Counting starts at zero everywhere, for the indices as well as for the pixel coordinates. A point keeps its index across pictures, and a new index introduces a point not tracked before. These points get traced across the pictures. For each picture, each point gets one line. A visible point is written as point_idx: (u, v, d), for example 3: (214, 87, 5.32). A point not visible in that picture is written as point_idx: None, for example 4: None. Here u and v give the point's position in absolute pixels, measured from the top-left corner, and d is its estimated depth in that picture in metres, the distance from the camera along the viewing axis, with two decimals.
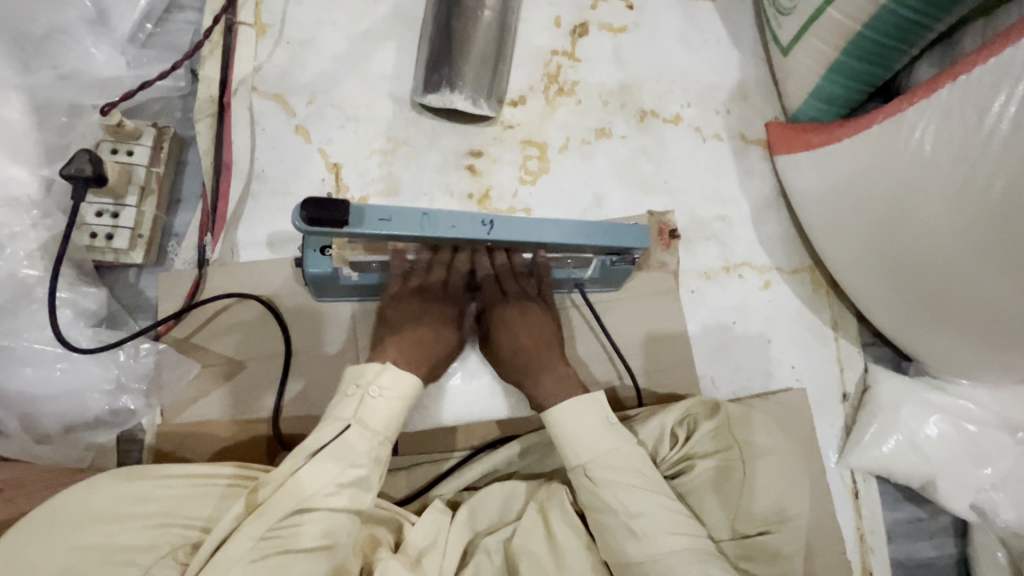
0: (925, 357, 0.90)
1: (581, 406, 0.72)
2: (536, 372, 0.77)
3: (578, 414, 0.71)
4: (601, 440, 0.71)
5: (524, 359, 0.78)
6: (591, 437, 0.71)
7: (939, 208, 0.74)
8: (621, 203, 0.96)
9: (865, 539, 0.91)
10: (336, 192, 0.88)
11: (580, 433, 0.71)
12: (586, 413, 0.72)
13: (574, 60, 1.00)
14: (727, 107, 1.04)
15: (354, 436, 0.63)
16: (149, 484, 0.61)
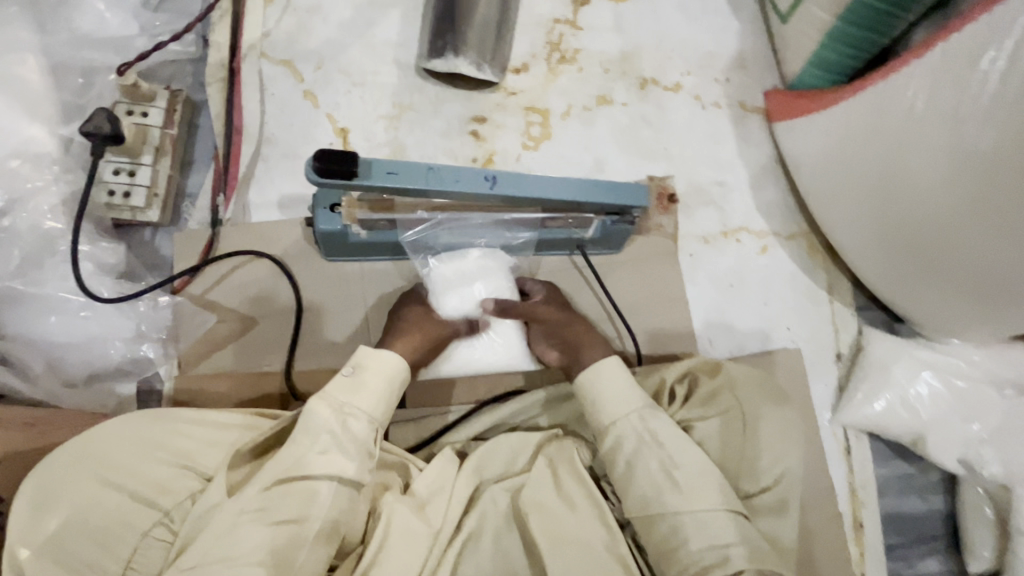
0: (916, 316, 0.93)
1: (616, 368, 0.79)
2: (578, 344, 0.82)
3: (611, 374, 0.78)
4: (622, 403, 0.77)
5: (571, 332, 0.83)
6: (612, 401, 0.77)
7: (930, 167, 0.76)
8: (622, 169, 0.99)
9: (856, 493, 0.94)
10: None
11: (604, 400, 0.77)
12: (616, 376, 0.78)
13: (576, 28, 1.02)
14: (726, 76, 1.05)
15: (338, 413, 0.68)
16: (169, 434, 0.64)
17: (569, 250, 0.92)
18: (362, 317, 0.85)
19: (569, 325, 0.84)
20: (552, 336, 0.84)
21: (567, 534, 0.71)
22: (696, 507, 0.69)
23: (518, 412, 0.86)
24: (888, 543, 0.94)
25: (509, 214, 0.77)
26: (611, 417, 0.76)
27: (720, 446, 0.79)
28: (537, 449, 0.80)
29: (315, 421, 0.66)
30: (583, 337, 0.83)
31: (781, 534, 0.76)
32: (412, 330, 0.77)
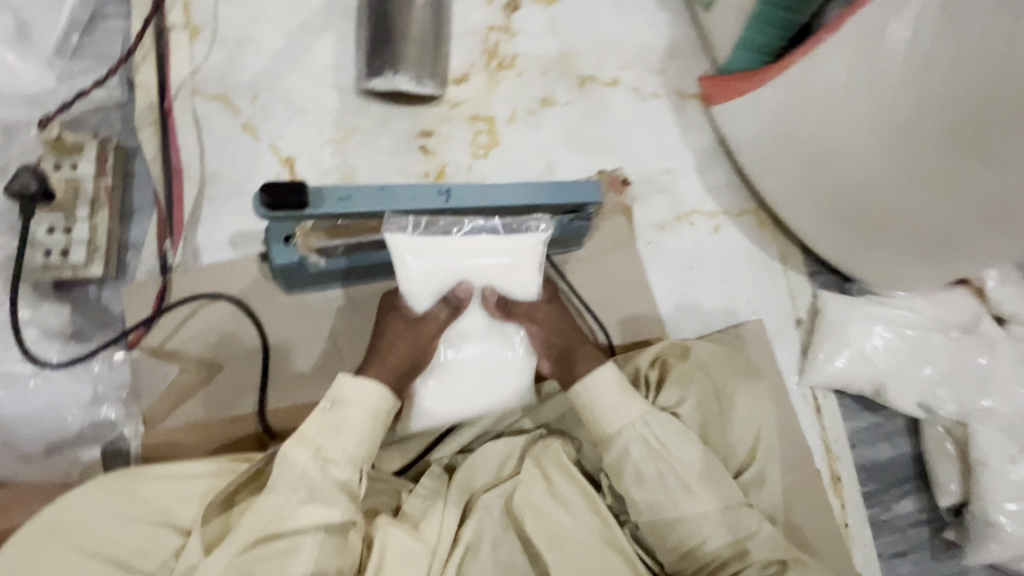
0: (867, 275, 0.98)
1: (610, 378, 0.75)
2: (568, 355, 0.77)
3: (603, 383, 0.74)
4: (625, 410, 0.73)
5: (565, 343, 0.78)
6: (612, 410, 0.74)
7: (862, 139, 0.81)
8: (572, 166, 1.00)
9: (831, 449, 0.99)
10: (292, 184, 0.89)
11: (607, 410, 0.74)
12: (609, 382, 0.74)
13: (511, 34, 1.04)
14: (661, 66, 1.09)
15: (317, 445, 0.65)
16: (135, 498, 0.61)
17: None
18: (332, 347, 0.83)
19: (567, 333, 0.78)
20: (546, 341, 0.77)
21: (566, 536, 0.70)
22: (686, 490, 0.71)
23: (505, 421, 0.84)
24: (865, 492, 0.99)
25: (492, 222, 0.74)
26: (616, 426, 0.73)
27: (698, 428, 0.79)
28: (523, 453, 0.79)
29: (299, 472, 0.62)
30: (574, 345, 0.78)
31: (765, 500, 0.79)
32: (408, 348, 0.72)
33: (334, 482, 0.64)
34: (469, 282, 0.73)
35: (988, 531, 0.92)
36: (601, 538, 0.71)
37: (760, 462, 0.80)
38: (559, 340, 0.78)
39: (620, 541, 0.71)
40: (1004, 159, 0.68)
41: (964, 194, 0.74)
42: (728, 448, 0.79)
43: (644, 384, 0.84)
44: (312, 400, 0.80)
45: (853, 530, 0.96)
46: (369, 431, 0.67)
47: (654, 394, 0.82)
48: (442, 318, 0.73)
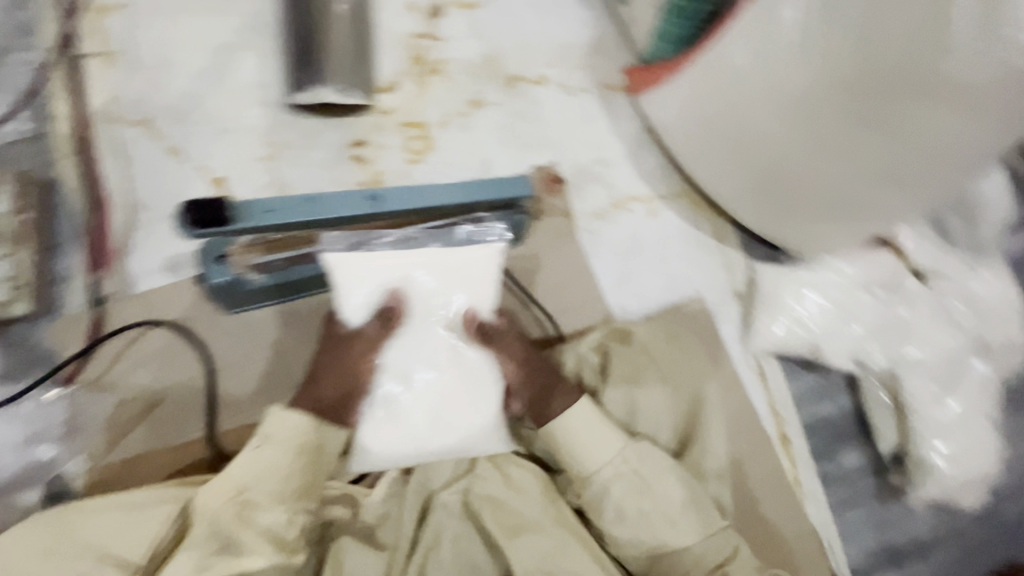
0: (794, 243, 1.03)
1: (589, 418, 0.76)
2: (546, 395, 0.77)
3: (581, 426, 0.76)
4: (604, 450, 0.76)
5: (540, 381, 0.78)
6: (592, 449, 0.76)
7: (775, 121, 0.86)
8: (507, 164, 1.03)
9: (778, 411, 1.04)
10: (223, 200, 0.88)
11: (584, 452, 0.76)
12: (585, 425, 0.76)
13: (436, 40, 1.06)
14: (585, 61, 1.13)
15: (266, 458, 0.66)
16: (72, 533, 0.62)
17: None
18: (280, 364, 0.83)
19: (541, 372, 0.78)
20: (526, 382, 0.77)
21: (521, 521, 0.73)
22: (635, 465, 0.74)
23: None
24: (814, 449, 1.04)
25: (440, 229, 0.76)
26: (595, 465, 0.75)
27: (639, 411, 0.84)
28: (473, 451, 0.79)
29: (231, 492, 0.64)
30: (548, 383, 0.78)
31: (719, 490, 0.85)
32: (338, 371, 0.72)
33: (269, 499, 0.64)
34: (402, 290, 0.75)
35: (924, 471, 0.98)
36: (556, 521, 0.74)
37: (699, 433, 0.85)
38: (534, 381, 0.77)
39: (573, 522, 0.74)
40: (907, 126, 0.74)
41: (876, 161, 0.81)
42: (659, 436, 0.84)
43: (588, 372, 0.87)
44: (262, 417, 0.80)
45: (805, 486, 1.02)
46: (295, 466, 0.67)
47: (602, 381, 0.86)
48: (370, 332, 0.73)
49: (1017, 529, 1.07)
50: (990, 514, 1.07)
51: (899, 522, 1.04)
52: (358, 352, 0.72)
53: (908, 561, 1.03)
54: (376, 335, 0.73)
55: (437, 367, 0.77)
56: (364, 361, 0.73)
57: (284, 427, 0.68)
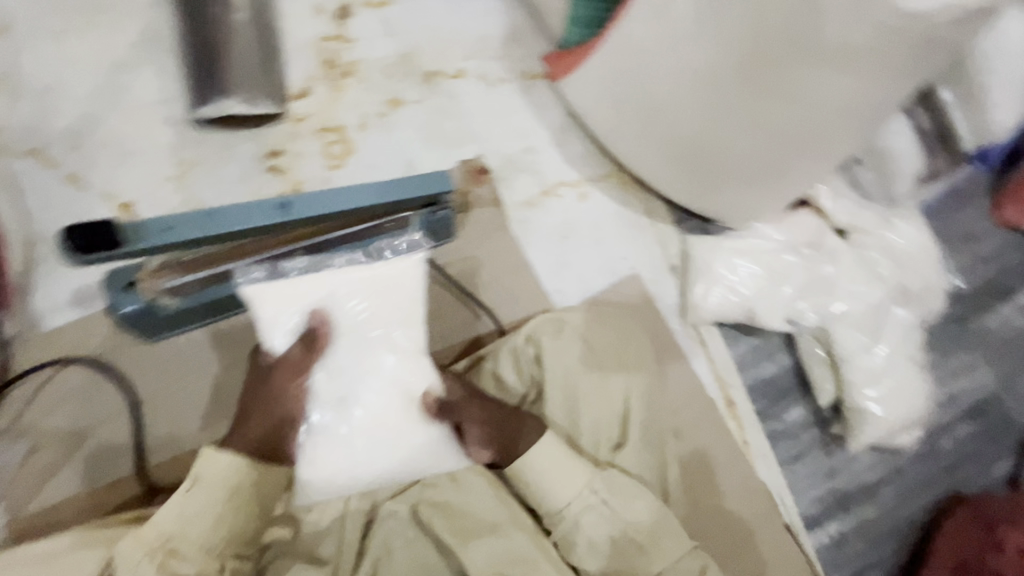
0: (722, 213, 1.06)
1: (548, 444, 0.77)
2: (510, 443, 0.76)
3: (550, 465, 0.76)
4: (570, 483, 0.75)
5: (500, 431, 0.76)
6: (553, 478, 0.76)
7: (683, 96, 0.89)
8: (432, 160, 1.02)
9: (721, 377, 1.07)
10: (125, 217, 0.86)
11: (552, 486, 0.75)
12: (555, 464, 0.76)
13: (346, 41, 1.04)
14: (503, 52, 1.12)
15: (195, 497, 0.66)
16: None
17: None
18: (210, 389, 0.81)
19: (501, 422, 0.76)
20: (490, 437, 0.75)
21: (468, 522, 0.75)
22: None
23: None
24: (758, 409, 1.08)
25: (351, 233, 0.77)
26: (558, 495, 0.75)
27: (578, 393, 0.85)
28: None
29: (159, 535, 0.64)
30: (510, 432, 0.76)
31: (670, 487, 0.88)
32: (264, 407, 0.69)
33: (198, 539, 0.65)
34: (323, 311, 0.72)
35: (861, 418, 1.03)
36: (506, 515, 0.76)
37: (639, 412, 0.86)
38: (493, 432, 0.75)
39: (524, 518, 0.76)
40: (805, 87, 0.77)
41: (784, 124, 0.83)
42: (601, 420, 0.85)
43: (524, 363, 0.88)
44: (196, 445, 0.79)
45: (752, 446, 1.05)
46: (229, 504, 0.66)
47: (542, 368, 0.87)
48: (293, 356, 0.70)
49: (953, 462, 1.13)
50: (926, 451, 1.13)
51: (844, 469, 1.09)
52: (284, 379, 0.69)
53: (856, 506, 1.08)
54: (300, 358, 0.70)
55: (370, 398, 0.74)
56: (294, 388, 0.70)
57: (216, 467, 0.66)
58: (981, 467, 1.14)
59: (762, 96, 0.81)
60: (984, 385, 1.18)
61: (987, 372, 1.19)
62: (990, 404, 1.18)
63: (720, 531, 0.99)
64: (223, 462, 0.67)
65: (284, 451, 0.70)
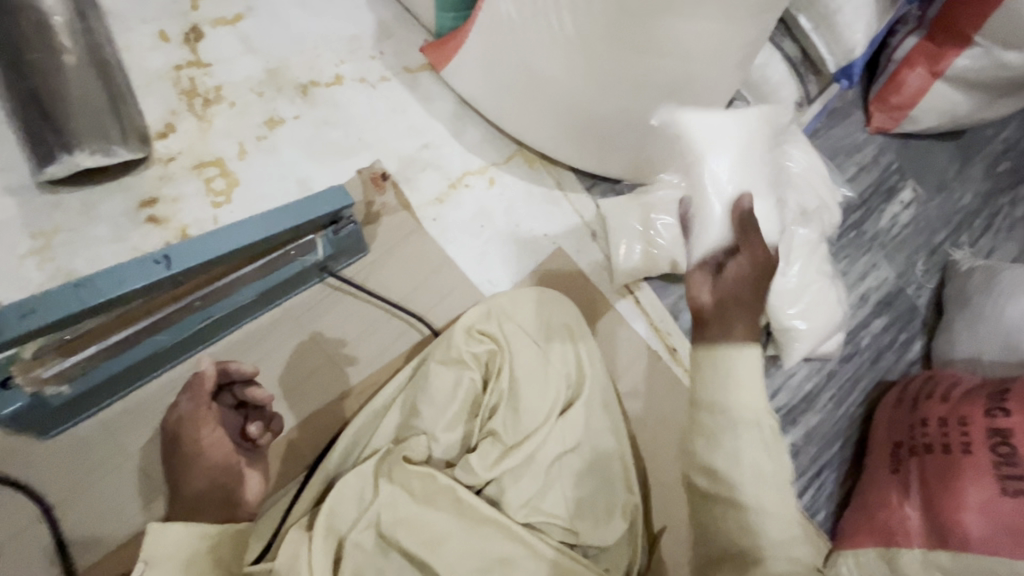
0: (630, 172, 1.08)
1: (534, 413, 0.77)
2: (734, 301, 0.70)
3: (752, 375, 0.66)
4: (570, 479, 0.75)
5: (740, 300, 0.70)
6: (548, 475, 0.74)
7: (564, 68, 0.89)
8: (326, 176, 0.97)
9: (660, 330, 1.09)
10: None
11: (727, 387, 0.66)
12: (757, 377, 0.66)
13: (204, 66, 0.96)
14: (378, 49, 1.07)
15: None
16: None
17: (317, 277, 0.89)
18: (134, 469, 0.76)
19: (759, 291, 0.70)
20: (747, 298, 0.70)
21: (434, 532, 0.67)
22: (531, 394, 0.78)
23: (354, 442, 0.80)
24: None
25: (246, 268, 0.77)
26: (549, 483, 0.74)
27: (512, 375, 0.79)
28: (375, 475, 0.72)
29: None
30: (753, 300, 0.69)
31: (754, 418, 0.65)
32: (197, 469, 0.63)
33: None
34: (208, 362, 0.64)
35: (788, 337, 1.10)
36: (464, 524, 0.68)
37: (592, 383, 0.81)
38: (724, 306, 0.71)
39: (493, 515, 0.69)
40: (672, 38, 0.78)
41: (663, 76, 0.85)
42: (544, 392, 0.78)
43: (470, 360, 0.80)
44: (131, 533, 0.74)
45: None
46: None
47: (501, 344, 0.81)
48: (182, 409, 0.65)
49: (875, 356, 1.24)
50: (850, 351, 1.23)
51: (782, 386, 1.17)
52: (192, 434, 0.63)
53: (800, 416, 1.16)
54: (195, 409, 0.64)
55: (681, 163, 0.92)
56: (209, 436, 0.64)
57: (171, 545, 0.58)
58: (899, 354, 1.25)
59: (635, 55, 0.82)
60: (888, 281, 1.30)
61: (887, 269, 1.30)
62: (896, 296, 1.29)
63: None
64: (178, 534, 0.59)
65: (241, 494, 0.65)
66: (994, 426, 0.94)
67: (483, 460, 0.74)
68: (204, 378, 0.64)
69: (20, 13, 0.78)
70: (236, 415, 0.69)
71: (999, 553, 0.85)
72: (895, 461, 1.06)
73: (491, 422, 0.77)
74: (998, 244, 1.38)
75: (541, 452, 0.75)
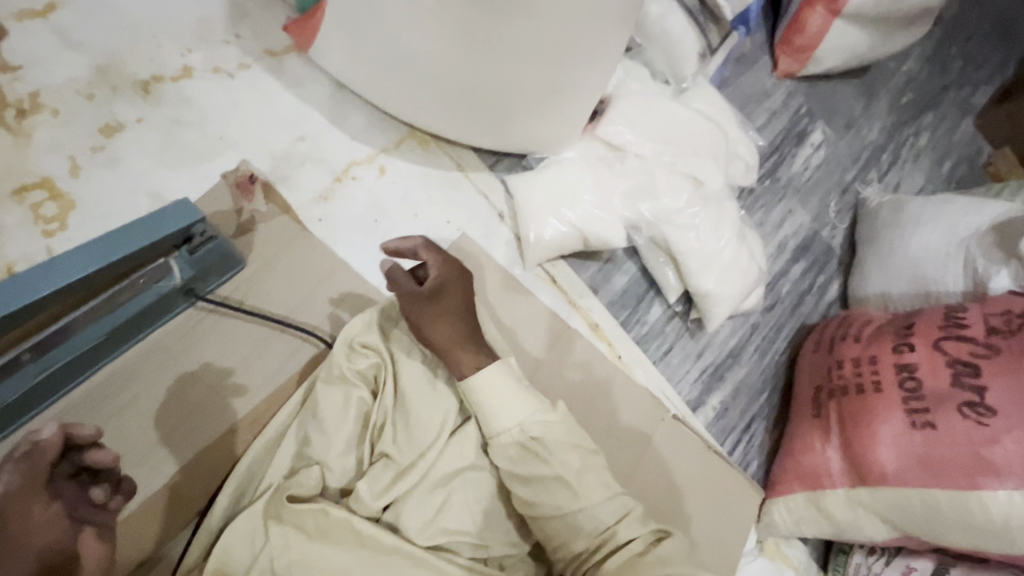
0: (528, 145, 1.01)
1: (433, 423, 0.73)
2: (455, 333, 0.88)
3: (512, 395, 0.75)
4: (476, 489, 0.71)
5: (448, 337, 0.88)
6: (460, 488, 0.70)
7: (432, 41, 0.81)
8: (184, 185, 0.86)
9: (578, 304, 1.07)
10: None
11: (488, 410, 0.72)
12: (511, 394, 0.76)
13: (15, 71, 0.82)
14: (233, 32, 0.95)
15: None
16: None
17: (182, 303, 0.79)
18: None
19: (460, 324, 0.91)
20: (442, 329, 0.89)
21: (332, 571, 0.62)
22: (427, 404, 0.74)
23: (249, 478, 0.73)
24: (621, 321, 1.10)
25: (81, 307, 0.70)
26: (459, 493, 0.70)
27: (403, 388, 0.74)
28: (265, 516, 0.66)
29: None
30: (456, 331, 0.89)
31: (531, 418, 0.70)
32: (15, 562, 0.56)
33: None
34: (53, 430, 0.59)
35: (708, 299, 1.09)
36: (365, 555, 0.63)
37: None
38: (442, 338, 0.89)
39: (397, 544, 0.64)
40: None
41: (538, 42, 0.78)
42: (446, 401, 0.75)
43: (362, 376, 0.75)
44: None
45: (626, 357, 1.08)
46: None
47: (385, 358, 0.75)
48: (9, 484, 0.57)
49: (794, 302, 1.26)
50: (772, 301, 1.24)
51: (709, 344, 1.17)
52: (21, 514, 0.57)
53: (727, 372, 1.16)
54: (28, 482, 0.58)
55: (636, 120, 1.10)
56: (42, 515, 0.59)
57: None
58: (817, 297, 1.27)
59: (504, 18, 0.75)
60: (803, 226, 1.31)
61: (801, 213, 1.31)
62: (812, 241, 1.30)
63: (615, 432, 1.02)
64: None
65: None
66: (901, 362, 0.97)
67: (372, 487, 0.69)
68: (43, 447, 0.58)
69: None
70: (74, 485, 0.63)
71: (910, 485, 0.90)
72: (817, 394, 1.08)
73: (385, 443, 0.73)
74: (904, 176, 1.40)
75: (444, 464, 0.71)
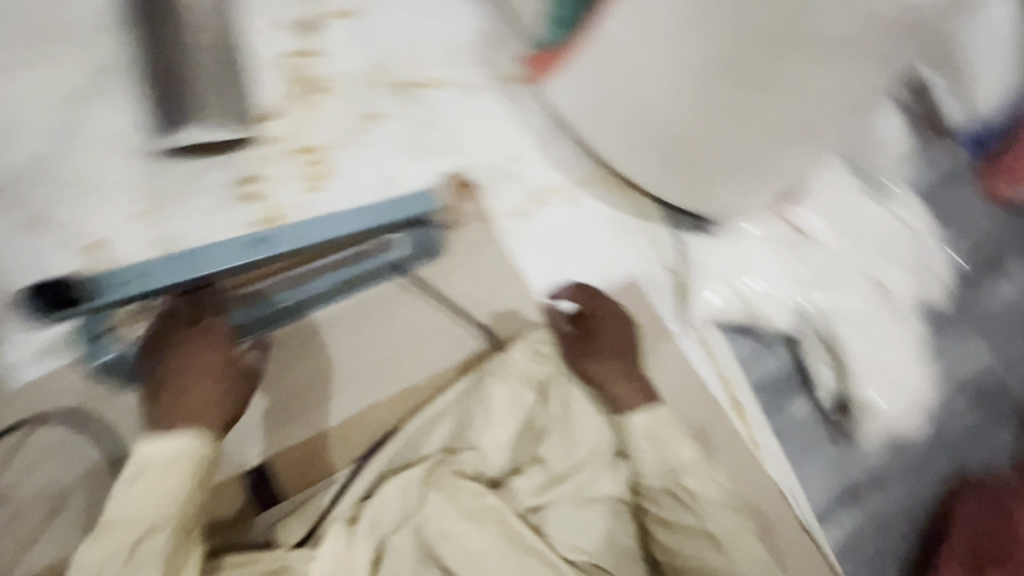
0: (717, 211, 1.02)
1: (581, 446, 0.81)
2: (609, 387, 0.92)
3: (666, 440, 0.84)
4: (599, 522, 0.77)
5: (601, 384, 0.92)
6: (589, 513, 0.77)
7: (670, 100, 0.86)
8: (413, 175, 0.98)
9: (728, 379, 1.03)
10: (92, 262, 0.83)
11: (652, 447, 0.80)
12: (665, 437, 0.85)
13: (317, 55, 1.00)
14: (481, 57, 1.08)
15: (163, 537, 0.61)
16: None
17: (385, 273, 0.89)
18: None
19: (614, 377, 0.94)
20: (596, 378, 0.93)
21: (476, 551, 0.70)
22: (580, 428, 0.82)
23: (409, 446, 0.80)
24: (765, 405, 1.04)
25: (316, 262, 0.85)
26: (591, 515, 0.77)
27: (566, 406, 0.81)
28: (426, 480, 0.74)
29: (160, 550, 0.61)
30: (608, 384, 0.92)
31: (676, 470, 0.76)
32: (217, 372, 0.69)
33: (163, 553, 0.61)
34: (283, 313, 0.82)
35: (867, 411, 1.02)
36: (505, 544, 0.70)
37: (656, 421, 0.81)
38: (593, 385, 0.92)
39: (536, 546, 0.70)
40: (792, 80, 0.76)
41: (774, 120, 0.81)
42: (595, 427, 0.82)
43: (528, 385, 0.82)
44: None
45: (760, 442, 1.01)
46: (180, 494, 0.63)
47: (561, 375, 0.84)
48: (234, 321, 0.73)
49: (971, 441, 1.08)
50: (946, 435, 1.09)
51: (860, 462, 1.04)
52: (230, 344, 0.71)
53: (868, 496, 1.03)
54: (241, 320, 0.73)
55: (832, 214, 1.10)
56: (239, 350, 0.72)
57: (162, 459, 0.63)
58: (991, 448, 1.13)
59: (752, 94, 0.79)
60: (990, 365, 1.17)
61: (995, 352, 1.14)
62: None
63: None
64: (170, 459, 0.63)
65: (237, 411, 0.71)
66: None
67: (529, 485, 0.77)
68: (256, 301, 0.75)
69: (188, 9, 0.89)
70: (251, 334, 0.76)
71: None
72: (975, 554, 0.96)
73: (539, 449, 0.80)
74: None
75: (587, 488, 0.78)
